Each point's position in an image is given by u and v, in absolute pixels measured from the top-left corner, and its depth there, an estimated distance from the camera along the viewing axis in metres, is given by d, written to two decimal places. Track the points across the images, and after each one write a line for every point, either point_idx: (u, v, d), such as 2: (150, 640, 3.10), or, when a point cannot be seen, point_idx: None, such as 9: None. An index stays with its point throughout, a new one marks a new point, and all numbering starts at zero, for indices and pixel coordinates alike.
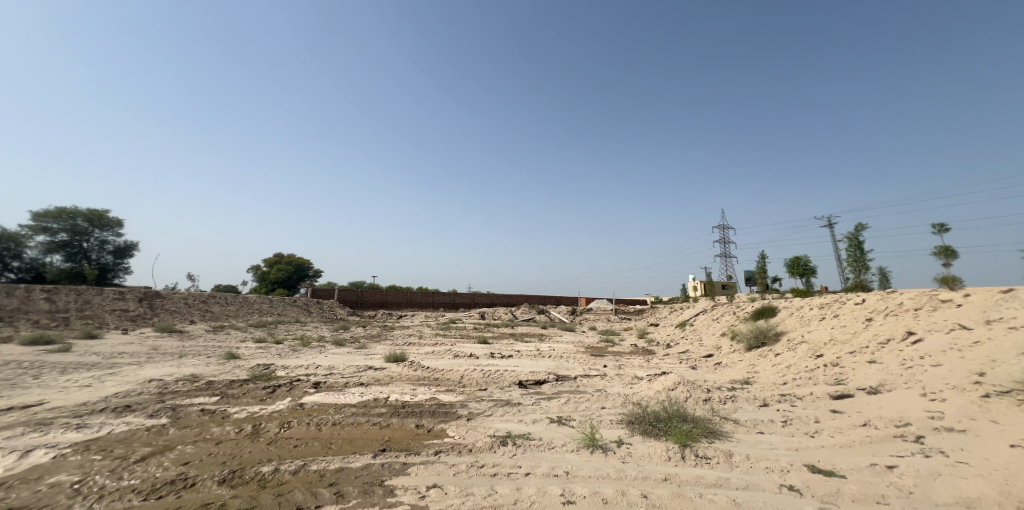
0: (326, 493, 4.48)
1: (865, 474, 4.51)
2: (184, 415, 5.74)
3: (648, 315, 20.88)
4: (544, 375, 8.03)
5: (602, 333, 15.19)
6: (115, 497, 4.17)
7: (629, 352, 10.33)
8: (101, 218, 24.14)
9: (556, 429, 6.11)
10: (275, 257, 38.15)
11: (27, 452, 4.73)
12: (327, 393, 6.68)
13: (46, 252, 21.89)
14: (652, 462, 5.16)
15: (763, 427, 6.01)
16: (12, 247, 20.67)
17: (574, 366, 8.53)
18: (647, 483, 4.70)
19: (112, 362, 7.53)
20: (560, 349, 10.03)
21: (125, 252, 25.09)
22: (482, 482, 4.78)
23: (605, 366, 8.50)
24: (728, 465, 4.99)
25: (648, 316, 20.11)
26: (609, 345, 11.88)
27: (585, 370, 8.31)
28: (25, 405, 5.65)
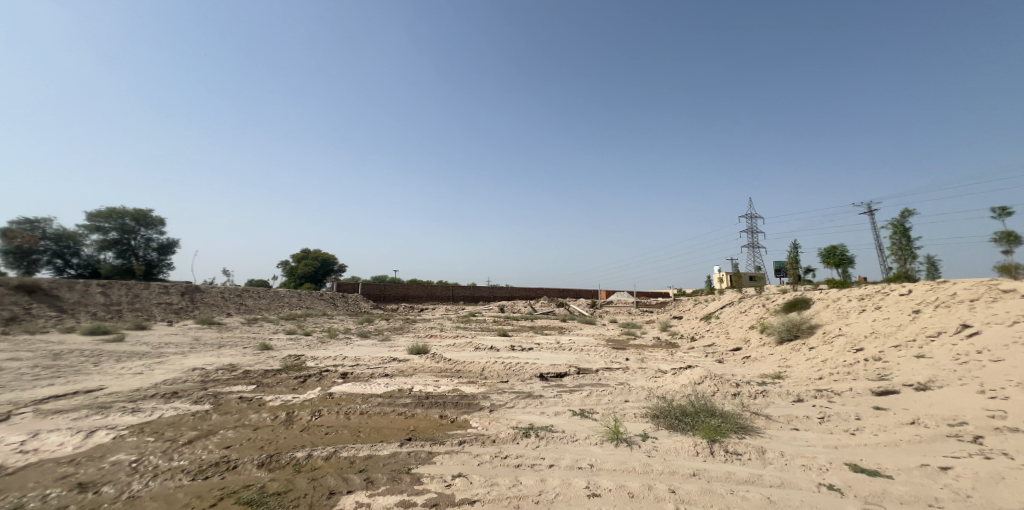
0: (356, 479, 4.71)
1: (915, 475, 4.27)
2: (225, 402, 6.12)
3: (671, 307, 20.39)
4: (564, 367, 8.02)
5: (622, 326, 14.99)
6: (167, 477, 4.55)
7: (652, 345, 10.15)
8: (146, 217, 25.88)
9: (579, 422, 6.12)
10: (301, 251, 39.71)
11: (92, 433, 5.21)
12: (355, 383, 6.94)
13: (100, 249, 23.67)
14: (679, 457, 5.09)
15: (798, 423, 5.80)
16: (71, 245, 22.43)
17: (595, 359, 8.48)
18: (674, 478, 4.64)
19: (160, 352, 8.12)
20: (580, 342, 9.99)
21: (167, 248, 26.82)
22: (506, 473, 4.88)
23: (627, 359, 8.40)
24: (759, 462, 4.86)
25: (671, 308, 19.64)
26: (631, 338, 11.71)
27: (606, 363, 8.24)
28: (88, 390, 6.19)
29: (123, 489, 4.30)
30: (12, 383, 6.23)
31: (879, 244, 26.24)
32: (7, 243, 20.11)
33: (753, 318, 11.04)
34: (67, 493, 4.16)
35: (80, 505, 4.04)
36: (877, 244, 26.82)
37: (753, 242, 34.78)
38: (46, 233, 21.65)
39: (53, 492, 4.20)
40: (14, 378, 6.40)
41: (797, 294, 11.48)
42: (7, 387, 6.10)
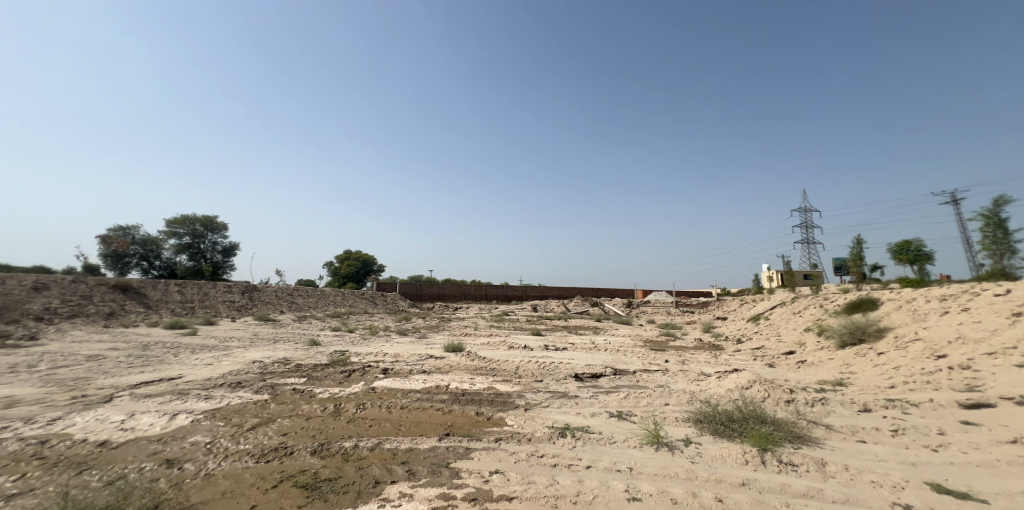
0: (399, 470, 4.96)
1: (1016, 502, 3.76)
2: (281, 393, 6.66)
3: (715, 307, 19.33)
4: (600, 368, 7.87)
5: (661, 326, 14.42)
6: (235, 458, 5.06)
7: (695, 347, 9.69)
8: (213, 223, 28.58)
9: (617, 424, 6.00)
10: (344, 252, 41.83)
11: (174, 415, 5.88)
12: (395, 378, 7.27)
13: (177, 253, 26.47)
14: (727, 465, 4.84)
15: (867, 435, 5.30)
16: (153, 250, 25.29)
17: (632, 360, 8.24)
18: (721, 486, 4.43)
19: (226, 345, 8.98)
20: (617, 342, 9.77)
21: (231, 251, 29.45)
22: (542, 471, 4.90)
23: (666, 361, 8.09)
24: (818, 475, 4.51)
25: (717, 308, 18.61)
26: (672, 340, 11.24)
27: (644, 364, 7.99)
28: (170, 378, 6.99)
29: (202, 467, 4.84)
30: (111, 370, 7.18)
31: (966, 238, 23.23)
32: (105, 248, 23.18)
33: (810, 319, 10.20)
34: (157, 468, 4.77)
35: (167, 479, 4.61)
36: (963, 237, 23.73)
37: (810, 238, 32.06)
38: (134, 239, 24.57)
39: (147, 466, 4.82)
40: (112, 366, 7.36)
41: (864, 293, 10.43)
42: (107, 373, 7.02)
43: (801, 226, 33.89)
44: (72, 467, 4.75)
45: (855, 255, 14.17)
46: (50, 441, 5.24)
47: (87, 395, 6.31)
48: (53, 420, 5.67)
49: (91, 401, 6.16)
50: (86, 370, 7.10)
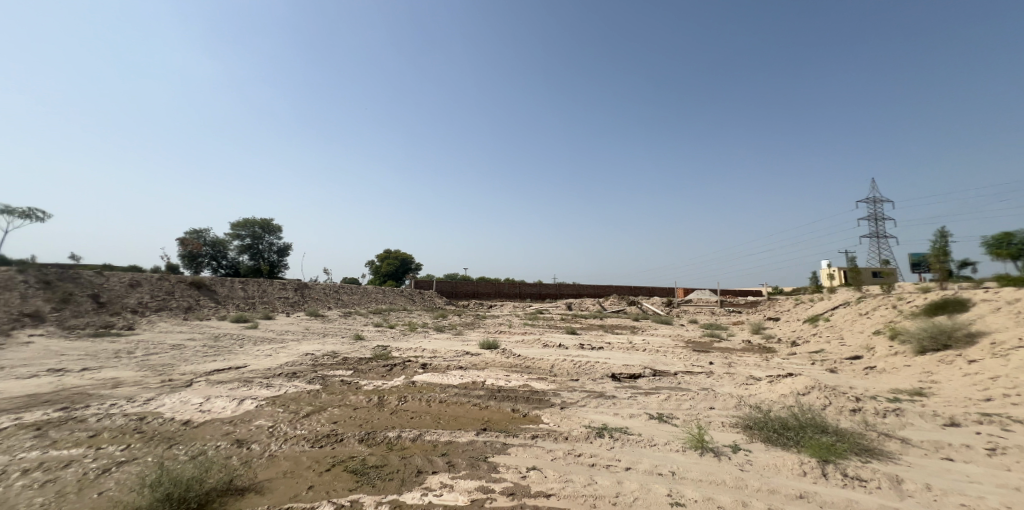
0: (440, 461, 5.14)
1: None
2: (330, 383, 7.12)
3: (767, 307, 18.01)
4: (639, 369, 7.63)
5: (704, 327, 13.66)
6: (293, 442, 5.51)
7: (743, 349, 9.10)
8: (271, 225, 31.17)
9: (658, 426, 5.80)
10: (384, 252, 43.45)
11: (242, 400, 6.51)
12: (433, 373, 7.51)
13: (240, 254, 29.01)
14: (782, 475, 4.52)
15: (952, 453, 4.70)
16: (221, 250, 27.88)
17: (673, 361, 7.91)
18: (776, 497, 4.14)
19: (282, 338, 9.75)
20: (657, 342, 9.42)
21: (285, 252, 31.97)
22: (580, 470, 4.86)
23: (711, 363, 7.69)
24: (891, 494, 4.08)
25: (769, 307, 17.33)
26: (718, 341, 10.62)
27: (687, 366, 7.64)
28: (237, 366, 7.73)
29: (265, 449, 5.33)
30: (190, 358, 8.06)
31: None
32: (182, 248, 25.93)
33: (881, 321, 9.21)
34: (230, 447, 5.31)
35: (238, 457, 5.14)
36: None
37: (879, 232, 29.01)
38: (205, 240, 27.29)
39: (221, 444, 5.38)
40: (191, 354, 8.28)
41: (949, 292, 9.25)
42: (188, 360, 7.90)
43: (869, 216, 30.66)
44: (162, 442, 5.45)
45: (938, 249, 12.57)
46: (146, 418, 6.03)
47: (172, 379, 7.15)
48: (147, 400, 6.51)
49: (175, 385, 6.98)
50: (171, 358, 8.02)
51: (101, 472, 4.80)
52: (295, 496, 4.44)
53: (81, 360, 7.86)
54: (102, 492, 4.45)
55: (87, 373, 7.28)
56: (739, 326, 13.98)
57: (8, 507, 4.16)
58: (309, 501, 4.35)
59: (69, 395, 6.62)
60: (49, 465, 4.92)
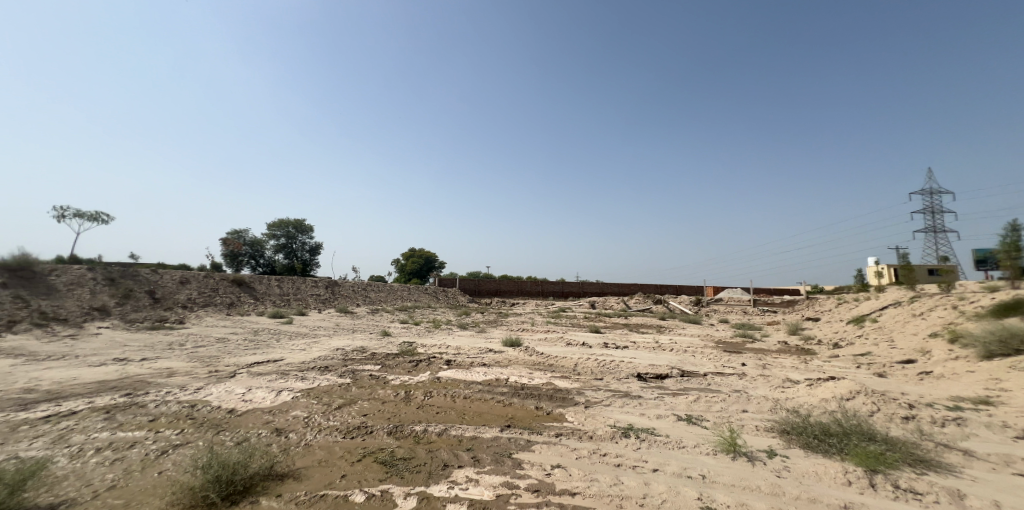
0: (465, 456, 5.23)
1: None
2: (360, 377, 7.39)
3: (807, 306, 16.98)
4: (666, 369, 7.41)
5: (735, 327, 13.06)
6: (327, 433, 5.77)
7: (779, 350, 8.64)
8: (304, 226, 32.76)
9: (687, 428, 5.61)
10: (410, 250, 44.33)
11: (280, 392, 6.88)
12: (457, 370, 7.63)
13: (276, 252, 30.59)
14: (824, 483, 4.25)
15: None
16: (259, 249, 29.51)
17: (703, 362, 7.64)
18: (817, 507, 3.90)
19: (314, 333, 10.21)
20: (685, 342, 9.12)
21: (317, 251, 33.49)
22: (606, 470, 4.80)
23: (744, 365, 7.35)
24: None
25: (807, 307, 16.34)
26: (752, 342, 10.13)
27: (717, 367, 7.35)
28: (276, 359, 8.18)
29: (302, 438, 5.62)
30: (234, 350, 8.60)
31: None
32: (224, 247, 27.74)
33: (938, 322, 8.45)
34: (271, 435, 5.65)
35: (278, 445, 5.45)
36: None
37: (936, 226, 26.67)
38: (246, 240, 28.99)
39: (262, 432, 5.72)
40: (234, 347, 8.83)
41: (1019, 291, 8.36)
42: (232, 353, 8.44)
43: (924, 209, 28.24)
44: (211, 428, 5.87)
45: (1007, 244, 11.38)
46: (196, 405, 6.51)
47: (218, 370, 7.67)
48: (197, 389, 7.03)
49: (221, 375, 7.48)
50: (217, 350, 8.59)
51: (160, 453, 5.24)
52: (329, 483, 4.66)
53: (141, 350, 8.58)
54: (161, 471, 4.86)
55: (146, 363, 7.93)
56: (776, 326, 13.27)
57: (84, 481, 4.63)
58: (342, 488, 4.56)
59: (132, 382, 7.26)
60: (117, 445, 5.43)
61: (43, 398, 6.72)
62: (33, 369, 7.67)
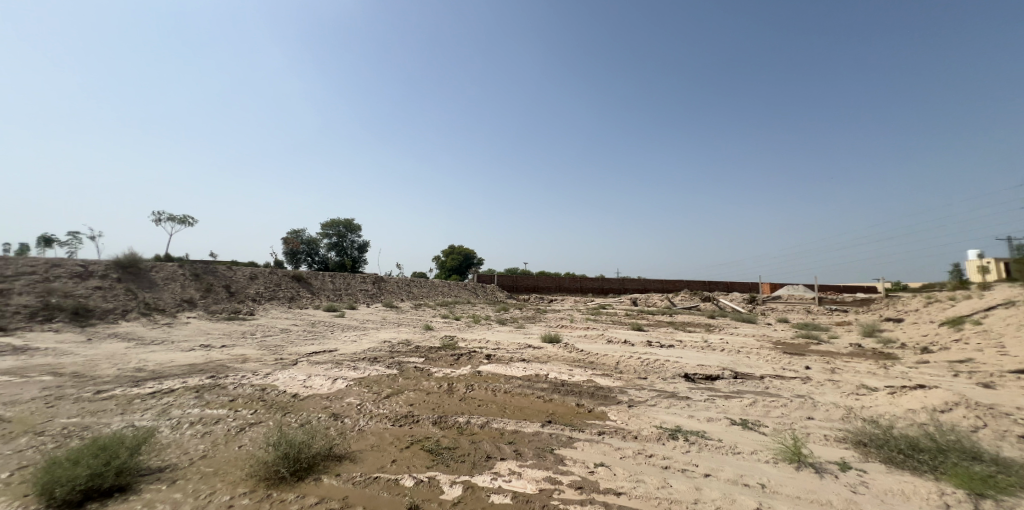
0: (507, 448, 5.28)
1: None
2: (406, 369, 7.72)
3: (888, 304, 15.11)
4: (718, 370, 6.95)
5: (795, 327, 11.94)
6: (378, 420, 6.10)
7: (851, 353, 7.77)
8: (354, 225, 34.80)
9: (743, 433, 5.20)
10: (449, 247, 45.08)
11: (335, 380, 7.38)
12: (497, 364, 7.70)
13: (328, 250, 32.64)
14: (911, 504, 3.72)
15: None
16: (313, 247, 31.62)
17: (759, 365, 7.10)
18: None
19: (364, 326, 10.82)
20: (738, 342, 8.51)
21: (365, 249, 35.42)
22: (652, 472, 4.59)
23: (808, 369, 6.72)
24: None
25: (888, 306, 14.55)
26: (819, 343, 9.19)
27: (776, 370, 6.79)
28: (332, 349, 8.78)
29: (355, 423, 6.00)
30: (296, 340, 9.35)
31: None
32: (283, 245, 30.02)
33: None
34: (329, 419, 6.08)
35: (335, 428, 5.85)
36: None
37: None
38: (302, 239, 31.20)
39: (321, 416, 6.18)
40: (296, 337, 9.61)
41: None
42: (294, 342, 9.18)
43: None
44: (279, 410, 6.43)
45: None
46: (266, 389, 7.17)
47: (283, 358, 8.38)
48: (266, 374, 7.74)
49: (286, 362, 8.17)
50: (281, 339, 9.39)
51: (239, 430, 5.85)
52: (381, 467, 4.92)
53: (220, 338, 9.60)
54: (240, 445, 5.42)
55: (225, 350, 8.85)
56: (849, 326, 11.95)
57: (182, 449, 5.28)
58: (393, 472, 4.80)
59: (215, 366, 8.16)
60: (206, 420, 6.14)
61: (148, 377, 7.76)
62: (138, 352, 8.87)
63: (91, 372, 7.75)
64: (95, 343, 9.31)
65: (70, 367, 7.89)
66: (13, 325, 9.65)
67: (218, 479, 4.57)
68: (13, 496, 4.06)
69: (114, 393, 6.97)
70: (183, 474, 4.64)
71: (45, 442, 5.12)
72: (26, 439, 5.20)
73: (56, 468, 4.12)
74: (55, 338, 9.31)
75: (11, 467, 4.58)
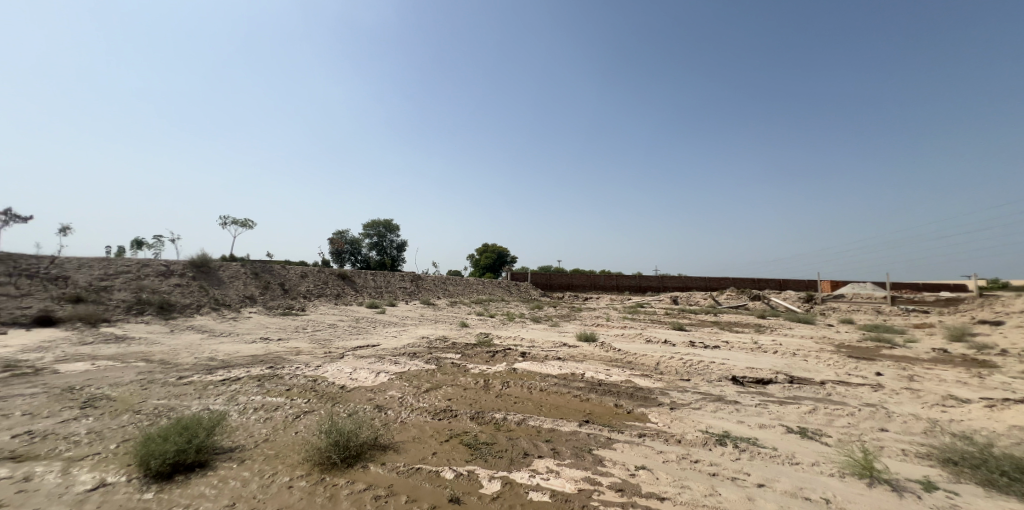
0: (544, 447, 5.20)
1: None
2: (443, 365, 7.87)
3: (981, 304, 13.31)
4: (771, 374, 6.46)
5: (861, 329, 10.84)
6: (418, 413, 6.26)
7: (933, 359, 6.91)
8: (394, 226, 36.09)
9: (802, 442, 4.75)
10: (483, 247, 45.31)
11: (378, 373, 7.68)
12: (533, 362, 7.64)
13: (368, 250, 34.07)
14: None
15: None
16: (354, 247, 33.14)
17: (820, 369, 6.51)
18: None
19: (403, 322, 11.20)
20: (794, 344, 7.87)
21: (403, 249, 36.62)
22: (698, 478, 4.30)
23: (879, 376, 6.06)
24: None
25: (979, 307, 12.85)
26: (893, 348, 8.26)
27: (839, 376, 6.19)
28: (375, 344, 9.15)
29: (396, 415, 6.20)
30: (342, 335, 9.85)
31: None
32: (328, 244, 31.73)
33: None
34: (373, 411, 6.33)
35: (379, 419, 6.08)
36: None
37: None
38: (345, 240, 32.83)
39: (365, 407, 6.44)
40: (342, 331, 10.12)
41: None
42: (341, 337, 9.67)
43: None
44: (329, 400, 6.79)
45: None
46: (317, 380, 7.60)
47: (332, 351, 8.85)
48: (317, 366, 8.21)
49: (334, 355, 8.62)
50: (330, 334, 9.93)
51: (295, 417, 6.25)
52: (423, 458, 5.04)
53: (277, 332, 10.32)
54: (297, 431, 5.79)
55: (281, 342, 9.50)
56: (927, 329, 10.70)
57: (249, 432, 5.73)
58: (434, 464, 4.90)
59: (273, 357, 8.78)
60: (267, 407, 6.62)
61: (219, 365, 8.51)
62: (210, 343, 9.75)
63: (174, 360, 8.63)
64: (176, 334, 10.35)
65: (157, 354, 8.84)
66: (113, 317, 10.96)
67: (279, 461, 4.88)
68: (118, 465, 4.58)
69: (192, 379, 7.70)
70: (250, 454, 5.02)
71: (140, 420, 5.74)
72: (127, 416, 5.86)
73: (150, 443, 4.56)
74: (145, 329, 10.46)
75: (116, 439, 5.17)
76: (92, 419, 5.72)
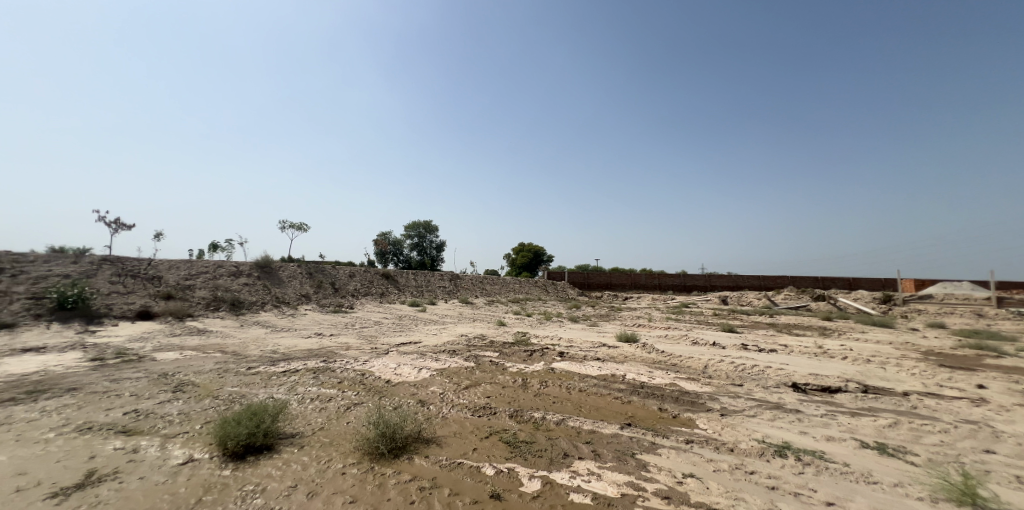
0: (585, 448, 5.06)
1: None
2: (482, 363, 7.92)
3: None
4: (838, 382, 5.86)
5: (949, 335, 9.57)
6: (459, 409, 6.33)
7: None
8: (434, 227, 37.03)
9: (878, 459, 4.25)
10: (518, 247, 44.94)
11: (420, 369, 7.88)
12: (572, 362, 7.49)
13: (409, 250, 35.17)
14: None
15: None
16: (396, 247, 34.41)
17: (898, 378, 5.82)
18: None
19: (443, 320, 11.44)
20: (866, 349, 7.10)
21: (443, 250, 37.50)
22: (756, 491, 3.97)
23: (972, 390, 5.32)
24: None
25: None
26: (990, 356, 7.23)
27: (922, 388, 5.49)
28: (417, 341, 9.41)
29: (438, 411, 6.31)
30: (387, 331, 10.23)
31: None
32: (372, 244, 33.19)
33: None
34: (415, 405, 6.49)
35: (422, 413, 6.22)
36: None
37: None
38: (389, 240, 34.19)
39: (408, 402, 6.62)
40: (386, 328, 10.50)
41: None
42: (385, 334, 10.04)
43: None
44: (376, 393, 7.06)
45: None
46: (365, 374, 7.94)
47: (378, 347, 9.20)
48: (364, 361, 8.58)
49: (379, 351, 8.96)
50: (375, 331, 10.35)
51: (346, 408, 6.56)
52: (464, 453, 5.09)
53: (329, 328, 10.92)
54: (348, 421, 6.07)
55: (332, 338, 10.03)
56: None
57: (307, 420, 6.09)
58: (475, 460, 4.92)
59: (326, 351, 9.28)
60: (321, 397, 7.00)
61: (280, 357, 9.14)
62: (273, 337, 10.51)
63: (244, 351, 9.39)
64: (245, 328, 11.27)
65: (230, 346, 9.66)
66: (195, 312, 12.13)
67: (334, 449, 5.13)
68: (202, 443, 5.03)
69: (258, 369, 8.33)
70: (309, 440, 5.33)
71: (219, 404, 6.29)
72: (209, 400, 6.44)
73: (226, 425, 4.96)
74: (220, 323, 11.47)
75: (201, 420, 5.68)
76: (182, 401, 6.34)
